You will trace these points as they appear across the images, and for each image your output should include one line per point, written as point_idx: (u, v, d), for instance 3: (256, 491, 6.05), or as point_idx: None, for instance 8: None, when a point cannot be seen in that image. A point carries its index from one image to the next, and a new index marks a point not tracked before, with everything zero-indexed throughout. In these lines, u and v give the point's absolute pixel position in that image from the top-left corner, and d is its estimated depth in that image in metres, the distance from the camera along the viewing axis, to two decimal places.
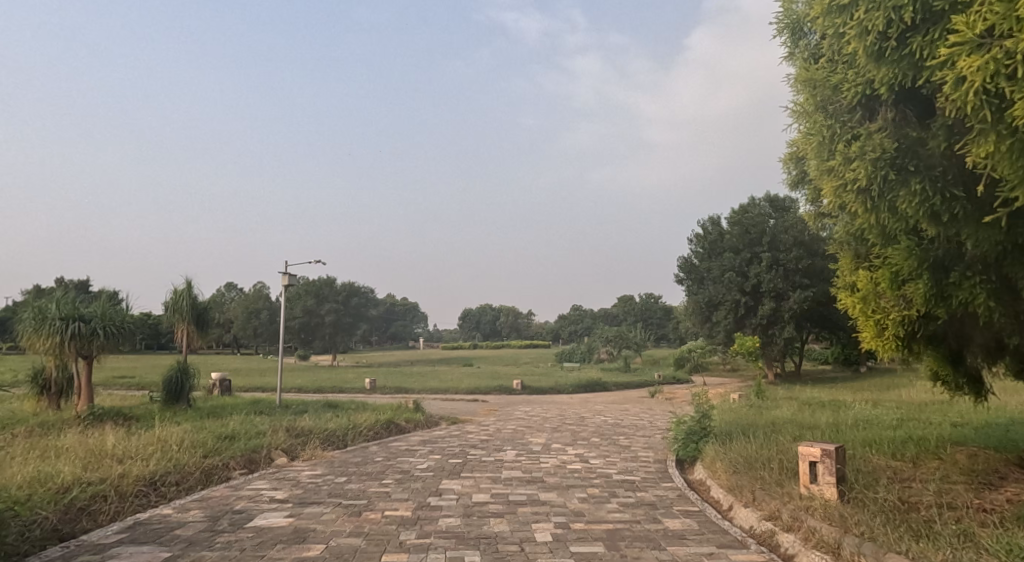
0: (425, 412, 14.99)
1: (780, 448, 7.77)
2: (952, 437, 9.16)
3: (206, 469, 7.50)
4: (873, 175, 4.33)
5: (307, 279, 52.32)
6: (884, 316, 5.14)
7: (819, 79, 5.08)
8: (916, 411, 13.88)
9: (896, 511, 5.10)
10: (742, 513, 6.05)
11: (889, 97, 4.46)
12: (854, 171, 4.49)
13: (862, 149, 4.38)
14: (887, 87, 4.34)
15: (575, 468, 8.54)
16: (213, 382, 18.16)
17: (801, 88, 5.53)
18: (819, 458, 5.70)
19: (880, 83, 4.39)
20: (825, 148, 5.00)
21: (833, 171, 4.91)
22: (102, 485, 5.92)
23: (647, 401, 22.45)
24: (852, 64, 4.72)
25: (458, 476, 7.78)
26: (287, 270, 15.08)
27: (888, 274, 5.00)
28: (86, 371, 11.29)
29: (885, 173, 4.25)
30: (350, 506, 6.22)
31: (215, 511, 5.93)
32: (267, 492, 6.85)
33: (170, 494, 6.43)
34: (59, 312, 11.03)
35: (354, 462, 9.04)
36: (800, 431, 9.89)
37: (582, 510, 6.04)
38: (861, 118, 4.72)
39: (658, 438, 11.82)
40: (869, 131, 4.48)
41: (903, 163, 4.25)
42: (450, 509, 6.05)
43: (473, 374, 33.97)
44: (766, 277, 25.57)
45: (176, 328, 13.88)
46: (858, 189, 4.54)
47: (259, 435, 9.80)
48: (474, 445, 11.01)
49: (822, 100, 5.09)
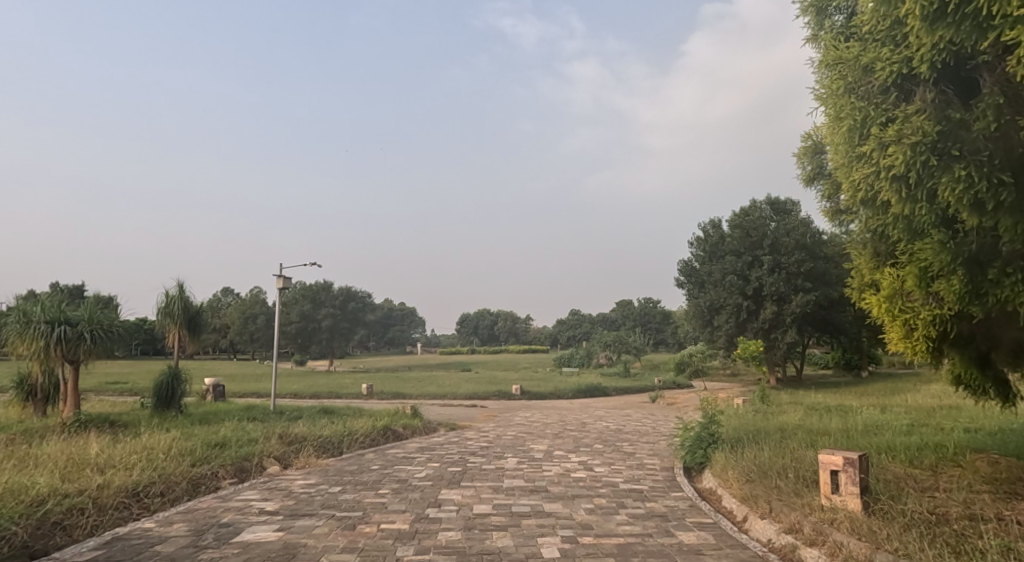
0: (423, 418, 14.65)
1: (793, 455, 7.45)
2: (968, 443, 8.85)
3: (194, 478, 7.16)
4: (912, 161, 4.18)
5: (303, 284, 51.95)
6: (912, 315, 4.88)
7: (851, 58, 4.86)
8: (926, 415, 13.58)
9: (928, 524, 4.78)
10: (758, 525, 5.72)
11: (931, 76, 4.28)
12: (890, 156, 4.32)
13: (901, 133, 4.24)
14: (930, 63, 4.17)
15: (579, 476, 8.20)
16: (206, 388, 17.78)
17: (829, 70, 5.31)
18: (841, 467, 5.37)
19: (922, 59, 4.21)
20: (857, 132, 4.80)
21: (866, 156, 4.72)
22: (80, 497, 5.57)
23: (648, 406, 22.14)
24: (889, 41, 4.53)
25: (458, 485, 7.44)
26: (281, 273, 14.74)
27: (917, 271, 4.74)
28: (73, 377, 10.94)
29: (927, 158, 4.11)
30: (344, 518, 5.88)
31: (200, 524, 5.58)
32: (257, 503, 6.50)
33: (154, 506, 6.08)
34: (45, 315, 10.67)
35: (349, 470, 8.69)
36: (812, 437, 9.57)
37: (590, 522, 5.71)
38: (898, 99, 4.55)
39: (664, 445, 11.49)
40: (907, 113, 4.31)
41: (945, 147, 4.12)
42: (450, 522, 5.71)
43: (471, 379, 33.59)
44: (768, 281, 25.32)
45: (168, 332, 13.52)
46: (894, 175, 4.38)
47: (251, 442, 9.45)
48: (474, 452, 10.66)
49: (853, 82, 4.89)
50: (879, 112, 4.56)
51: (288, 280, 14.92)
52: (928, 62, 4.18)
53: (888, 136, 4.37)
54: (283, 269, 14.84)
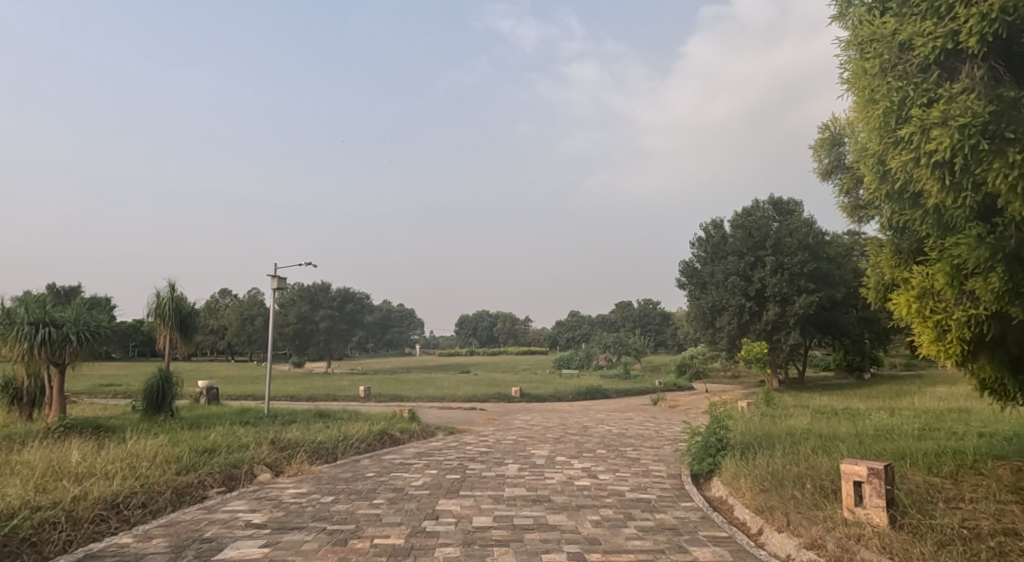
0: (421, 422, 14.31)
1: (808, 463, 7.12)
2: (987, 449, 8.52)
3: (179, 487, 6.81)
4: (960, 145, 4.07)
5: (301, 285, 51.57)
6: (945, 316, 4.58)
7: (885, 33, 4.65)
8: (936, 419, 13.25)
9: (961, 542, 4.45)
10: (775, 540, 5.39)
11: (978, 51, 4.15)
12: (934, 141, 4.19)
13: (948, 114, 4.11)
14: (979, 37, 4.03)
15: (584, 484, 7.86)
16: (200, 390, 17.41)
17: (860, 49, 5.09)
18: (865, 478, 5.05)
19: (971, 33, 4.07)
20: (894, 115, 4.59)
21: (903, 141, 4.57)
22: (53, 510, 5.24)
23: (650, 409, 21.79)
24: (930, 15, 4.37)
25: (457, 495, 7.09)
26: (276, 273, 14.38)
27: (948, 271, 4.44)
28: (58, 380, 10.58)
29: (977, 142, 4.00)
30: (335, 532, 5.54)
31: (181, 539, 5.24)
32: (244, 514, 6.15)
33: (134, 519, 5.74)
34: (28, 316, 10.31)
35: (343, 478, 8.34)
36: (824, 442, 9.25)
37: (596, 536, 5.37)
38: (939, 77, 4.41)
39: (669, 450, 11.16)
40: (953, 92, 4.18)
41: (998, 129, 3.99)
42: (448, 536, 5.37)
43: (470, 381, 33.26)
44: (771, 281, 25.03)
45: (159, 333, 13.16)
46: (936, 161, 4.26)
47: (242, 448, 9.09)
48: (473, 457, 10.32)
49: (887, 62, 4.69)
50: (921, 92, 4.41)
51: (283, 280, 14.58)
52: (978, 35, 4.03)
53: (932, 118, 4.23)
54: (278, 269, 14.50)
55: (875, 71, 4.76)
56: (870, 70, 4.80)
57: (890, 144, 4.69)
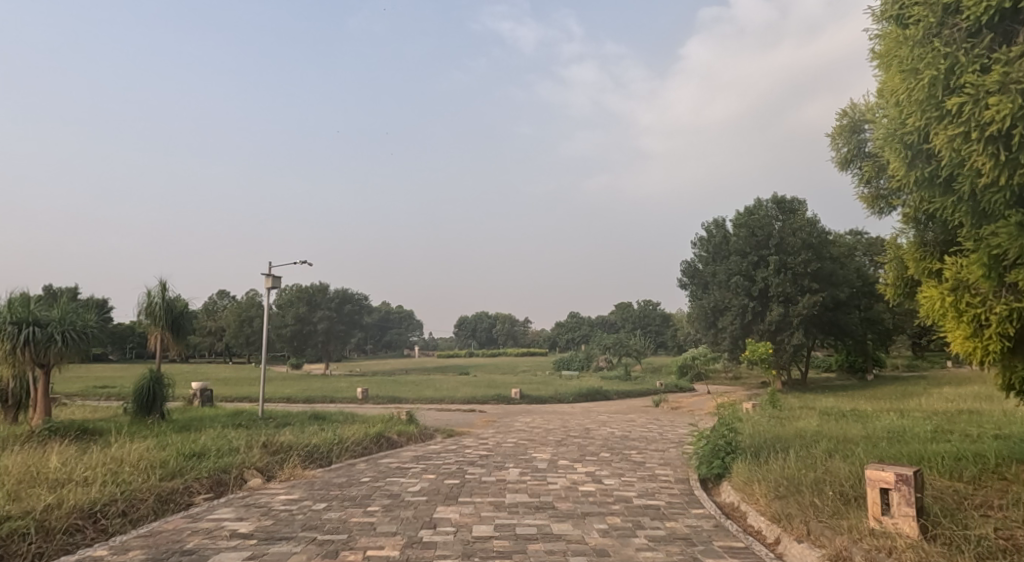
0: (419, 425, 13.96)
1: (824, 467, 6.78)
2: (1007, 453, 8.18)
3: (163, 494, 6.46)
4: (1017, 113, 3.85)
5: (298, 286, 51.24)
6: (983, 311, 4.28)
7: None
8: (947, 422, 12.92)
9: (1000, 556, 4.10)
10: (795, 550, 5.07)
11: None
12: (990, 110, 3.97)
13: (1006, 79, 3.89)
14: None
15: (588, 490, 7.51)
16: (194, 392, 17.04)
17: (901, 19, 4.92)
18: (892, 485, 4.69)
19: None
20: (941, 85, 4.38)
21: (951, 112, 4.34)
22: (23, 520, 4.91)
23: (652, 411, 21.45)
24: None
25: (456, 502, 6.74)
26: (270, 272, 14.05)
27: (987, 261, 4.14)
28: (44, 382, 10.26)
29: None
30: (326, 543, 5.19)
31: (161, 551, 4.89)
32: (230, 523, 5.80)
33: (112, 529, 5.41)
34: (12, 315, 9.95)
35: (337, 483, 7.99)
36: (837, 446, 8.91)
37: (605, 548, 5.02)
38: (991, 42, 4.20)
39: (675, 453, 10.82)
40: (1009, 56, 3.96)
41: None
42: (447, 548, 5.02)
43: (469, 383, 32.88)
44: (774, 281, 24.73)
45: (150, 333, 12.80)
46: (991, 134, 4.03)
47: (232, 452, 8.72)
48: (473, 461, 9.97)
49: (934, 28, 4.49)
50: (972, 57, 4.21)
51: (278, 279, 14.23)
52: None
53: (986, 86, 4.01)
54: (273, 267, 14.16)
55: (919, 38, 4.56)
56: (913, 37, 4.61)
57: (934, 118, 4.47)
